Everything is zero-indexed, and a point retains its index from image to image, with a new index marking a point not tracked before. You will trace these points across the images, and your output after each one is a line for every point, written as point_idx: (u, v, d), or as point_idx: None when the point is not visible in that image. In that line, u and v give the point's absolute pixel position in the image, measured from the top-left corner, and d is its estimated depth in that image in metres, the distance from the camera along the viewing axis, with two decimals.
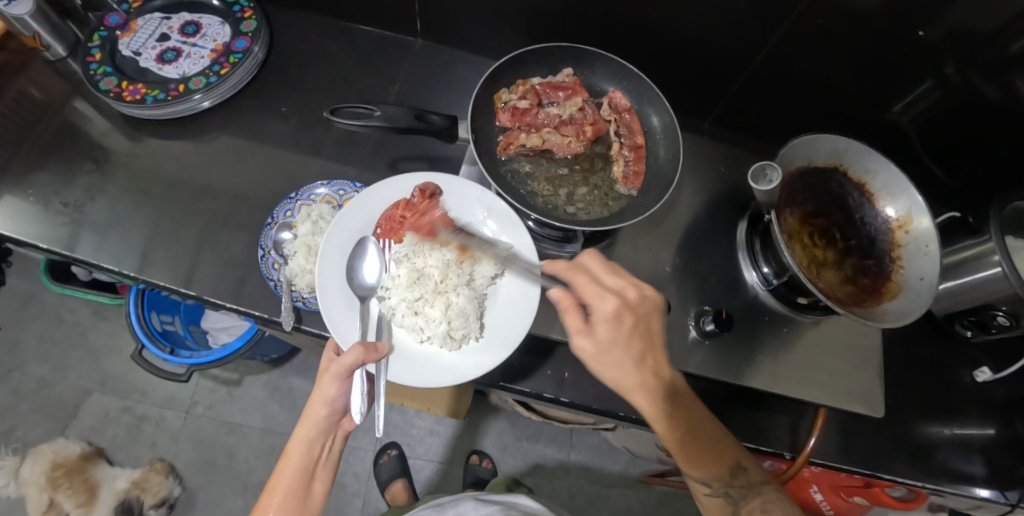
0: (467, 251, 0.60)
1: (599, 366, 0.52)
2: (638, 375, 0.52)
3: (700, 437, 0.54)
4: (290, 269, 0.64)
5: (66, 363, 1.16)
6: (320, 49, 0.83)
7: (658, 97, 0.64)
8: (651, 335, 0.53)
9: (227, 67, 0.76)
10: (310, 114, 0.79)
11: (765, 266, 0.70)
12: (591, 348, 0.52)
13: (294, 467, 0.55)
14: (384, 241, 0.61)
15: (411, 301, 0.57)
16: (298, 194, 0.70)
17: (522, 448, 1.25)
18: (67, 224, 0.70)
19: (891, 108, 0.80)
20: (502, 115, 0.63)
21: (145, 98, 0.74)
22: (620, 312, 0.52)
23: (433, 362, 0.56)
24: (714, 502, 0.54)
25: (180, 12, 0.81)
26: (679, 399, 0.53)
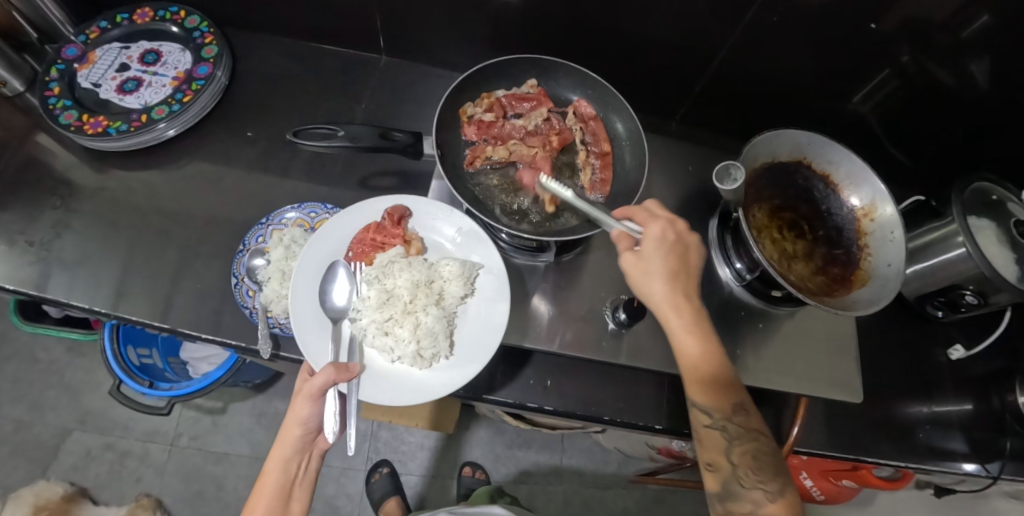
0: (437, 272, 0.59)
1: (638, 276, 0.56)
2: (676, 291, 0.55)
3: (719, 368, 0.54)
4: (265, 296, 0.63)
5: (44, 403, 1.13)
6: (285, 72, 0.82)
7: (622, 103, 0.64)
8: (689, 265, 0.57)
9: (190, 94, 0.75)
10: (277, 137, 0.78)
11: (738, 262, 0.71)
12: (633, 262, 0.56)
13: (272, 488, 0.55)
14: (355, 264, 0.60)
15: (381, 322, 0.56)
16: (268, 218, 0.70)
17: (515, 457, 1.24)
18: (31, 263, 0.69)
19: (852, 98, 0.81)
20: (468, 130, 0.62)
21: (108, 131, 0.73)
22: (667, 233, 0.56)
23: (405, 381, 0.56)
24: (712, 435, 0.54)
25: (140, 40, 0.80)
26: (711, 332, 0.55)
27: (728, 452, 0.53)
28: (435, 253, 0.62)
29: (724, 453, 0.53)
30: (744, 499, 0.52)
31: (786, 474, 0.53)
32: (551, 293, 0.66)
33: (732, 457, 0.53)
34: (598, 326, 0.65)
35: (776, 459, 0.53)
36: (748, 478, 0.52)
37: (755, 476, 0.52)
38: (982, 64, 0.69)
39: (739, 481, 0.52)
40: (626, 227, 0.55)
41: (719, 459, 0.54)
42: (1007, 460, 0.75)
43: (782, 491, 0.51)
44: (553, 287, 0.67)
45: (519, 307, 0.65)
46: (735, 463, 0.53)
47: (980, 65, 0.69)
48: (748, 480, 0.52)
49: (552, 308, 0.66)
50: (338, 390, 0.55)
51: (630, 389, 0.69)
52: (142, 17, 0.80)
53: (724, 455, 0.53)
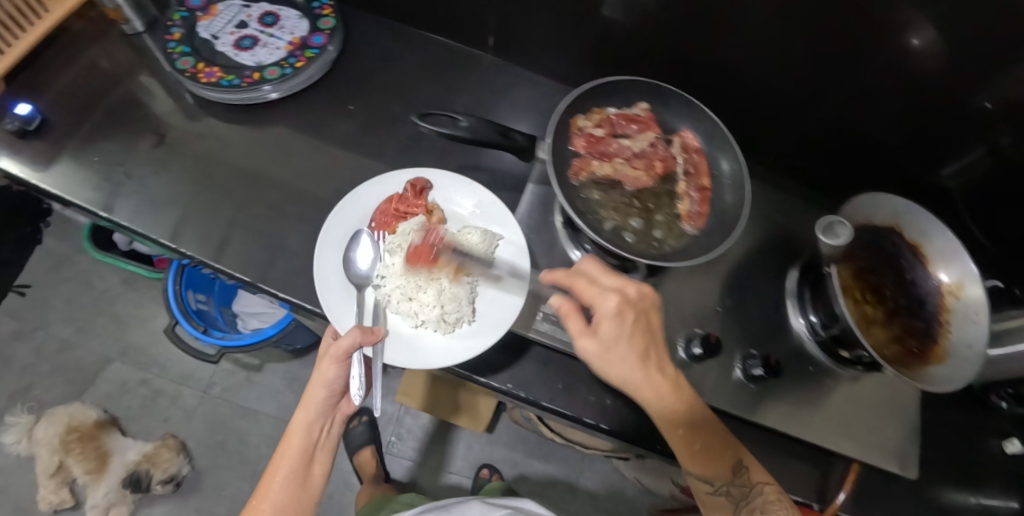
0: (458, 240, 0.65)
1: (604, 364, 0.53)
2: (639, 370, 0.53)
3: (702, 437, 0.56)
4: None
5: (90, 328, 1.17)
6: (393, 54, 0.84)
7: (730, 142, 0.63)
8: (649, 328, 0.55)
9: (303, 60, 0.77)
10: (377, 115, 0.80)
11: (813, 315, 0.71)
12: (595, 348, 0.53)
13: (297, 446, 0.60)
14: (378, 233, 0.65)
15: (404, 291, 0.62)
16: None
17: (532, 469, 1.24)
18: (130, 197, 0.72)
19: (942, 171, 0.81)
20: (578, 141, 0.61)
21: (220, 82, 0.75)
22: (623, 310, 0.52)
23: (429, 345, 0.61)
24: (717, 501, 0.57)
25: (261, 2, 0.83)
26: (684, 402, 0.56)
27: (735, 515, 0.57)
28: (456, 224, 0.68)
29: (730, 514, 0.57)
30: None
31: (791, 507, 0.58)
32: None
33: None
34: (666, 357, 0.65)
35: (783, 506, 0.57)
36: None
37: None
38: None
39: None
40: (571, 305, 0.52)
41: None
42: None
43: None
44: None
45: None
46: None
47: None
48: None
49: None
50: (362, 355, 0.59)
51: None
52: None
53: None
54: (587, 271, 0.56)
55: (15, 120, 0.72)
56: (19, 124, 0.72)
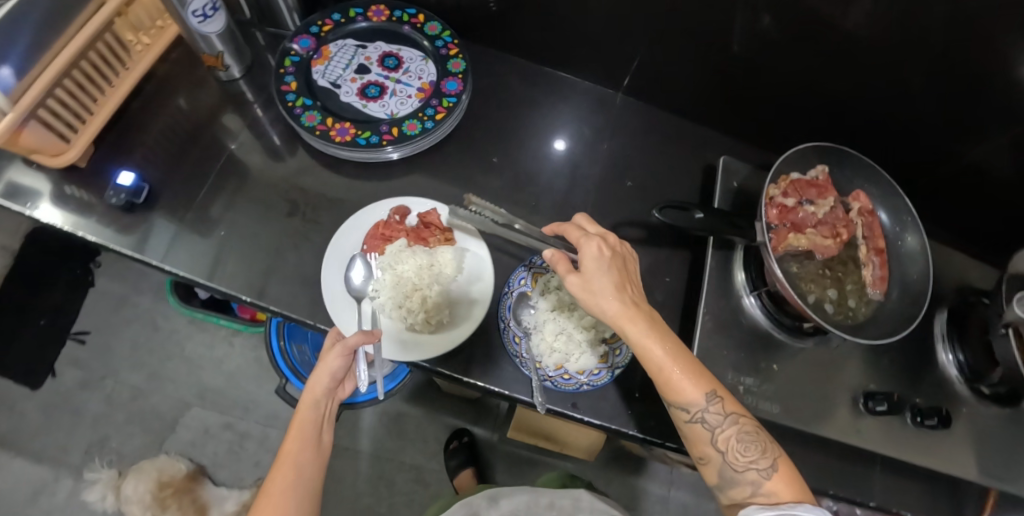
0: (438, 255, 0.67)
1: (588, 299, 0.49)
2: (630, 305, 0.48)
3: (687, 362, 0.50)
4: (537, 346, 0.63)
5: (163, 373, 1.12)
6: (523, 97, 0.80)
7: (910, 216, 0.65)
8: (628, 273, 0.52)
9: (441, 111, 0.72)
10: (519, 168, 0.76)
11: (960, 354, 0.73)
12: (580, 284, 0.49)
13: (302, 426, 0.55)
14: (370, 255, 0.66)
15: (547, 330, 0.63)
16: (531, 261, 0.67)
17: (628, 483, 1.19)
18: (273, 270, 0.67)
19: None
20: (773, 212, 0.60)
21: (357, 140, 0.70)
22: (602, 249, 0.51)
23: (417, 344, 0.62)
24: (695, 430, 0.51)
25: (377, 41, 0.77)
26: (667, 331, 0.50)
27: (712, 443, 0.50)
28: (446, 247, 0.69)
29: (710, 444, 0.51)
30: (742, 483, 0.50)
31: (773, 445, 0.51)
32: (808, 377, 0.66)
33: (716, 446, 0.50)
34: (846, 412, 0.66)
35: (759, 433, 0.51)
36: (738, 462, 0.50)
37: (745, 457, 0.50)
38: None
39: (730, 465, 0.50)
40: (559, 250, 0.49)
41: (707, 451, 0.51)
42: None
43: (773, 464, 0.49)
44: (810, 370, 0.66)
45: (785, 385, 0.64)
46: (724, 451, 0.50)
47: None
48: (738, 463, 0.50)
49: (807, 389, 0.65)
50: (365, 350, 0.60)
51: (851, 467, 0.70)
52: (377, 15, 0.77)
53: (709, 446, 0.51)
54: (578, 224, 0.55)
55: (122, 192, 0.67)
56: (126, 197, 0.67)
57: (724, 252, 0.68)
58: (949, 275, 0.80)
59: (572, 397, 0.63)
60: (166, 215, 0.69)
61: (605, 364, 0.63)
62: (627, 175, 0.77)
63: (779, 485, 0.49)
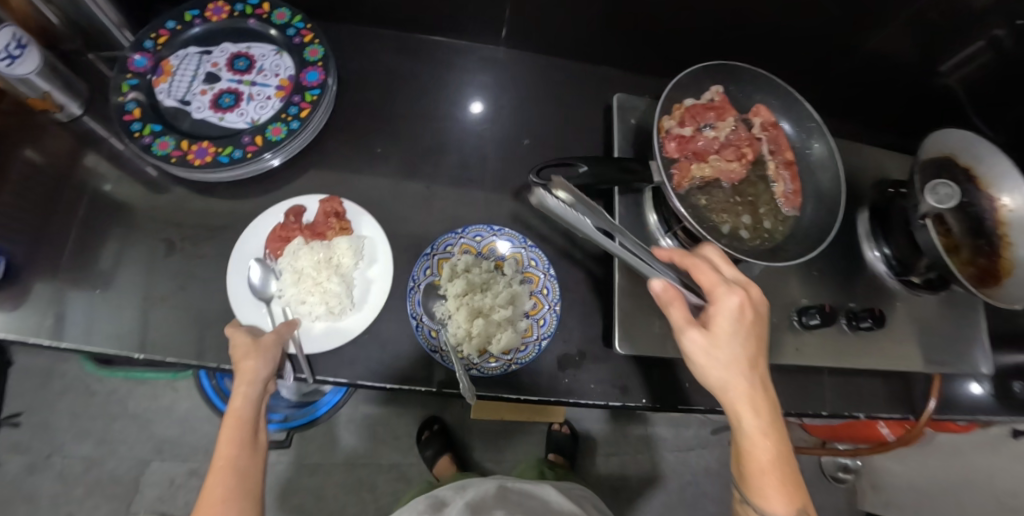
0: (335, 247, 0.62)
1: (706, 357, 0.48)
2: (752, 382, 0.47)
3: (791, 468, 0.47)
4: (453, 335, 0.59)
5: (112, 436, 1.06)
6: (394, 69, 0.72)
7: (816, 122, 0.61)
8: (760, 345, 0.50)
9: (305, 107, 0.65)
10: (410, 148, 0.69)
11: (885, 248, 0.73)
12: (702, 341, 0.47)
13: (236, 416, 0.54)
14: (269, 258, 0.62)
15: (462, 316, 0.60)
16: (434, 247, 0.62)
17: (606, 432, 1.20)
18: (160, 319, 0.61)
19: (942, 70, 0.78)
20: (672, 145, 0.56)
21: (218, 158, 0.63)
22: (746, 309, 0.48)
23: (325, 334, 0.60)
24: None
25: (222, 43, 0.69)
26: (781, 425, 0.48)
27: None
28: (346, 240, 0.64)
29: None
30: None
31: None
32: None
33: None
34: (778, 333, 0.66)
35: None
36: None
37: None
38: None
39: None
40: (677, 289, 0.47)
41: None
42: None
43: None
44: None
45: None
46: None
47: None
48: None
49: None
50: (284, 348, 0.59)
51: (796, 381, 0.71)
52: (216, 13, 0.69)
53: None
54: (709, 259, 0.52)
55: None
56: None
57: (632, 196, 0.64)
58: (866, 174, 0.79)
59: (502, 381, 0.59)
60: (27, 286, 0.62)
61: (530, 338, 0.60)
62: (522, 134, 0.72)
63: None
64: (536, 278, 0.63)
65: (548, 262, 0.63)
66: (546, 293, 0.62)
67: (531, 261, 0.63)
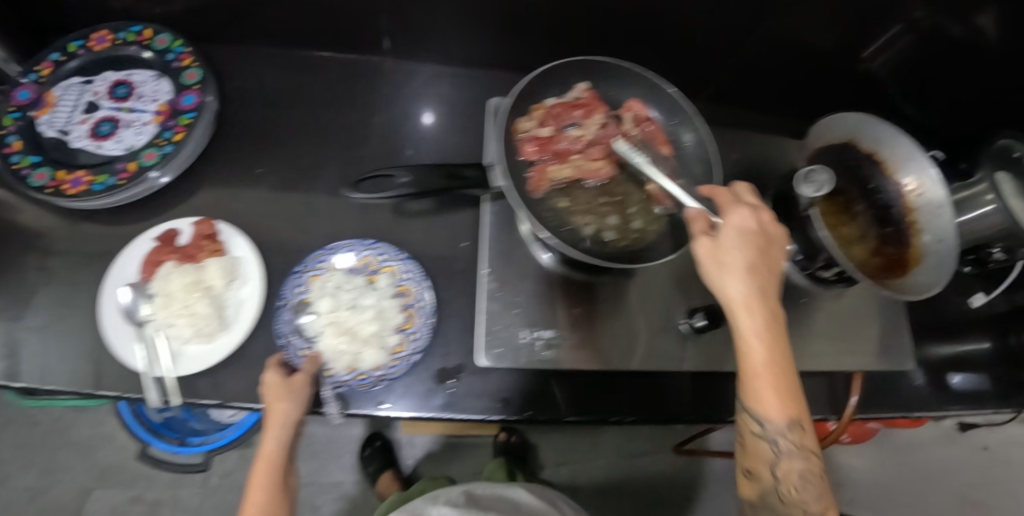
0: (206, 269, 0.62)
1: (714, 265, 0.49)
2: (756, 290, 0.48)
3: (790, 379, 0.48)
4: (322, 354, 0.59)
5: (55, 465, 1.07)
6: (280, 87, 0.73)
7: (689, 110, 0.59)
8: (769, 259, 0.50)
9: (180, 131, 0.66)
10: (292, 165, 0.69)
11: (791, 243, 0.71)
12: (710, 249, 0.49)
13: (269, 455, 0.58)
14: (142, 282, 0.62)
15: (329, 334, 0.59)
16: (305, 265, 0.62)
17: (551, 441, 1.23)
18: (27, 350, 0.60)
19: (862, 55, 0.81)
20: (527, 148, 0.55)
21: (92, 187, 0.63)
22: (749, 221, 0.49)
23: (195, 356, 0.60)
24: (756, 446, 0.49)
25: (103, 72, 0.70)
26: (784, 337, 0.48)
27: (771, 464, 0.49)
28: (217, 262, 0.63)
29: (769, 465, 0.49)
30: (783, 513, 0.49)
31: (826, 496, 0.49)
32: (621, 309, 0.63)
33: (774, 470, 0.49)
34: (672, 335, 0.63)
35: (822, 481, 0.49)
36: (790, 496, 0.48)
37: (798, 494, 0.48)
38: (988, 18, 0.70)
39: (779, 495, 0.49)
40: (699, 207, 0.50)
41: (762, 469, 0.50)
42: None
43: (825, 512, 0.48)
44: (619, 302, 0.63)
45: (593, 329, 0.62)
46: (780, 478, 0.49)
47: (986, 18, 0.70)
48: (789, 497, 0.48)
49: (624, 322, 0.63)
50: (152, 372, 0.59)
51: None
52: (100, 42, 0.70)
53: (766, 465, 0.49)
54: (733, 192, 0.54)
55: None
56: None
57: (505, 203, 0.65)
58: (769, 167, 0.78)
59: (375, 397, 0.58)
60: None
61: (401, 353, 0.59)
62: (404, 143, 0.72)
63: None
64: (410, 291, 0.62)
65: (420, 274, 0.63)
66: (419, 304, 0.62)
67: (404, 274, 0.63)
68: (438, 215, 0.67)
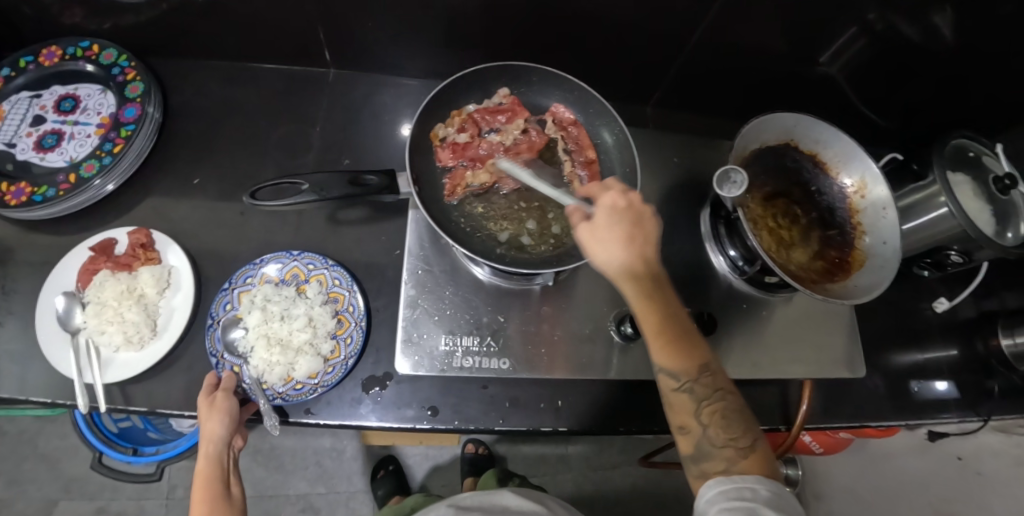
0: (139, 278, 0.62)
1: (593, 246, 0.51)
2: (635, 256, 0.51)
3: (682, 327, 0.51)
4: (255, 368, 0.59)
5: (21, 476, 1.07)
6: (226, 100, 0.76)
7: (607, 111, 0.61)
8: (647, 224, 0.52)
9: (121, 142, 0.68)
10: (232, 177, 0.71)
11: (732, 250, 0.70)
12: (588, 230, 0.51)
13: (204, 474, 0.58)
14: (79, 291, 0.63)
15: (260, 347, 0.59)
16: (231, 282, 0.62)
17: (521, 453, 1.22)
18: None
19: (819, 60, 0.80)
20: (443, 154, 0.59)
21: (34, 198, 0.64)
22: (618, 200, 0.52)
23: (127, 363, 0.60)
24: (681, 399, 0.50)
25: (51, 86, 0.71)
26: (668, 293, 0.51)
27: (696, 413, 0.49)
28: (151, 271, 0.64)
29: (694, 414, 0.49)
30: (718, 458, 0.48)
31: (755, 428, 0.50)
32: (551, 316, 0.63)
33: (701, 418, 0.49)
34: (602, 342, 0.63)
35: (745, 414, 0.50)
36: (722, 439, 0.48)
37: (726, 435, 0.48)
38: (945, 15, 0.68)
39: (711, 441, 0.48)
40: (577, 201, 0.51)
41: (689, 421, 0.49)
42: (996, 401, 0.78)
43: (757, 440, 0.48)
44: (551, 309, 0.64)
45: (520, 337, 0.62)
46: (706, 424, 0.49)
47: (942, 15, 0.69)
48: (720, 440, 0.48)
49: (554, 331, 0.63)
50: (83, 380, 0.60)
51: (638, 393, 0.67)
52: (49, 57, 0.71)
53: (693, 417, 0.49)
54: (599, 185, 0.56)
55: None
56: None
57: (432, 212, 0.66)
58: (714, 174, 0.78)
59: (317, 404, 0.58)
60: None
61: (338, 359, 0.59)
62: (342, 154, 0.74)
63: (752, 467, 0.47)
64: (341, 296, 0.62)
65: (350, 279, 0.63)
66: (352, 310, 0.62)
67: (334, 281, 0.63)
68: (372, 224, 0.68)
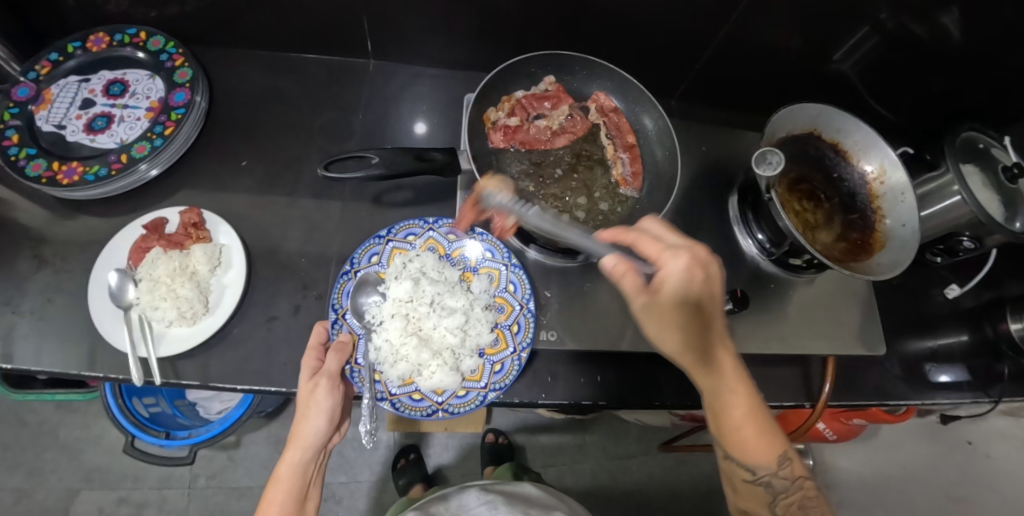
0: (189, 256, 0.63)
1: (658, 329, 0.51)
2: (704, 347, 0.51)
3: (765, 418, 0.52)
4: (377, 351, 0.60)
5: (43, 466, 1.09)
6: (268, 89, 0.78)
7: (647, 98, 0.66)
8: (708, 312, 0.50)
9: (170, 125, 0.70)
10: (275, 161, 0.73)
11: (759, 233, 0.74)
12: (649, 308, 0.50)
13: (285, 484, 0.55)
14: (132, 268, 0.64)
15: (395, 325, 0.62)
16: (391, 233, 0.65)
17: (540, 442, 1.23)
18: (13, 337, 0.62)
19: (833, 57, 0.82)
20: (496, 136, 0.63)
21: (85, 178, 0.66)
22: (691, 273, 0.49)
23: (181, 338, 0.61)
24: (754, 490, 0.52)
25: (100, 71, 0.73)
26: (751, 387, 0.52)
27: (771, 505, 0.52)
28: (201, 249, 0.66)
29: (768, 505, 0.52)
30: None
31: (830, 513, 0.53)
32: (591, 294, 0.65)
33: (775, 509, 0.52)
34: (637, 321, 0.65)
35: (822, 503, 0.53)
36: None
37: None
38: (952, 15, 0.71)
39: None
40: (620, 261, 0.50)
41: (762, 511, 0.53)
42: (1006, 383, 0.81)
43: None
44: (591, 286, 0.66)
45: (561, 313, 0.64)
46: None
47: (950, 16, 0.71)
48: None
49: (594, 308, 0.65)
50: (137, 353, 0.60)
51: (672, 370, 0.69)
52: (96, 43, 0.73)
53: (766, 507, 0.52)
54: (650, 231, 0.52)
55: None
56: None
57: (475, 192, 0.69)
58: (738, 162, 0.82)
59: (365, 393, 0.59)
60: None
61: (475, 383, 0.60)
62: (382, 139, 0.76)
63: None
64: (507, 306, 0.63)
65: (525, 293, 0.63)
66: (512, 329, 0.62)
67: (507, 284, 0.64)
68: (414, 207, 0.71)
